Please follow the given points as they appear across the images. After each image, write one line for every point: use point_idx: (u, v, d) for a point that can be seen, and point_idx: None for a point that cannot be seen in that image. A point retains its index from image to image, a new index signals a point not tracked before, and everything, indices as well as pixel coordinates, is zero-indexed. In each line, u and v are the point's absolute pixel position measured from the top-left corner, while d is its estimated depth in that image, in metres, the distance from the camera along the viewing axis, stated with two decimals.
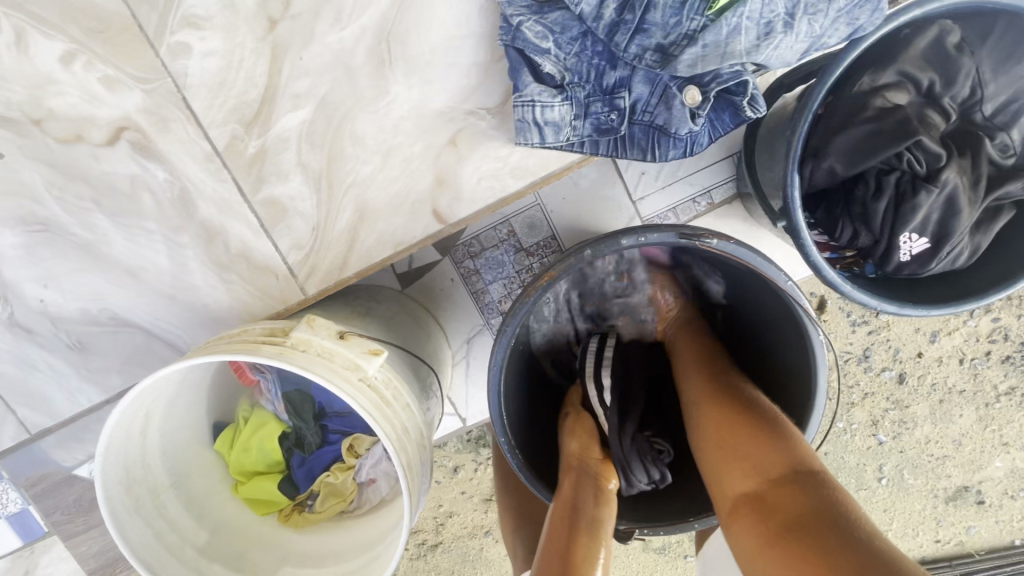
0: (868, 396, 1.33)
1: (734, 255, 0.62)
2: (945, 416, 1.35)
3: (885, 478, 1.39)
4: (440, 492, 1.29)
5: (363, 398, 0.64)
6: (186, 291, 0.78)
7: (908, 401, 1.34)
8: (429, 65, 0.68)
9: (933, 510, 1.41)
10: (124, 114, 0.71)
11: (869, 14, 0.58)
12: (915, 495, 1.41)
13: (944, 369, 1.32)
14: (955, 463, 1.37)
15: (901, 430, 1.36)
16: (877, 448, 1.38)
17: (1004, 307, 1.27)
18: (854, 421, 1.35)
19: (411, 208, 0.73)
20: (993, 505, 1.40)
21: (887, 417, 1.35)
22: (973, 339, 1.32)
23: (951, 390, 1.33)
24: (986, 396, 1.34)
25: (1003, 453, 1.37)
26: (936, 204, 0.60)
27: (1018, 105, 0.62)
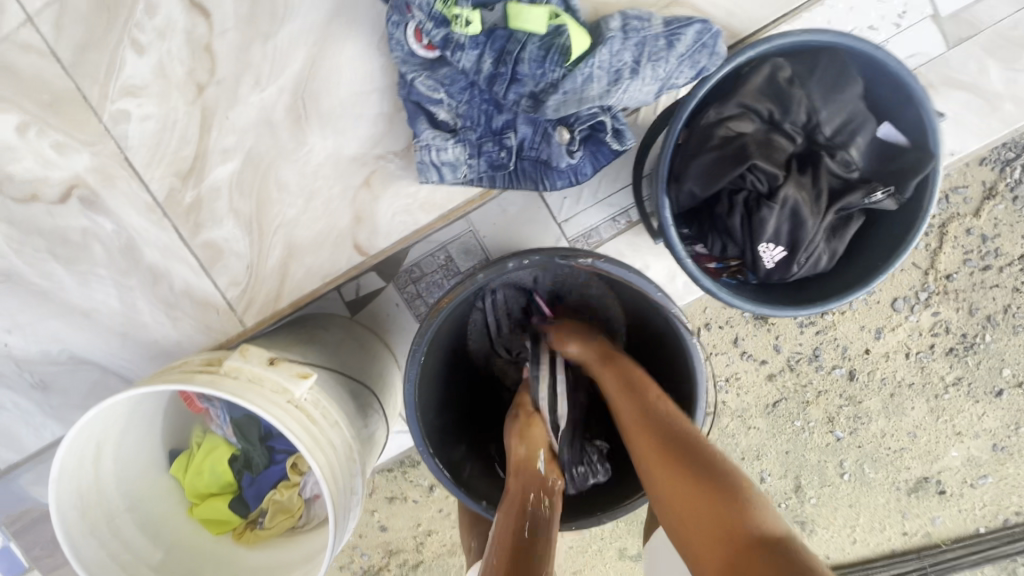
0: (821, 394, 1.29)
1: (606, 271, 0.73)
2: (899, 410, 1.31)
3: (847, 473, 1.35)
4: (418, 511, 1.36)
5: (288, 417, 0.72)
6: (138, 329, 0.85)
7: (862, 397, 1.30)
8: (340, 117, 0.77)
9: (897, 503, 1.36)
10: (74, 174, 0.79)
11: (708, 58, 0.67)
12: (877, 489, 1.36)
13: (893, 364, 1.27)
14: (914, 454, 1.33)
15: (857, 425, 1.32)
16: (836, 444, 1.33)
17: (942, 298, 1.24)
18: (809, 420, 1.30)
19: (335, 242, 0.81)
20: (955, 494, 1.34)
21: (843, 414, 1.31)
22: (916, 333, 1.25)
23: (901, 383, 1.29)
24: (936, 388, 1.30)
25: (958, 443, 1.32)
26: (782, 216, 0.68)
27: (851, 126, 0.71)
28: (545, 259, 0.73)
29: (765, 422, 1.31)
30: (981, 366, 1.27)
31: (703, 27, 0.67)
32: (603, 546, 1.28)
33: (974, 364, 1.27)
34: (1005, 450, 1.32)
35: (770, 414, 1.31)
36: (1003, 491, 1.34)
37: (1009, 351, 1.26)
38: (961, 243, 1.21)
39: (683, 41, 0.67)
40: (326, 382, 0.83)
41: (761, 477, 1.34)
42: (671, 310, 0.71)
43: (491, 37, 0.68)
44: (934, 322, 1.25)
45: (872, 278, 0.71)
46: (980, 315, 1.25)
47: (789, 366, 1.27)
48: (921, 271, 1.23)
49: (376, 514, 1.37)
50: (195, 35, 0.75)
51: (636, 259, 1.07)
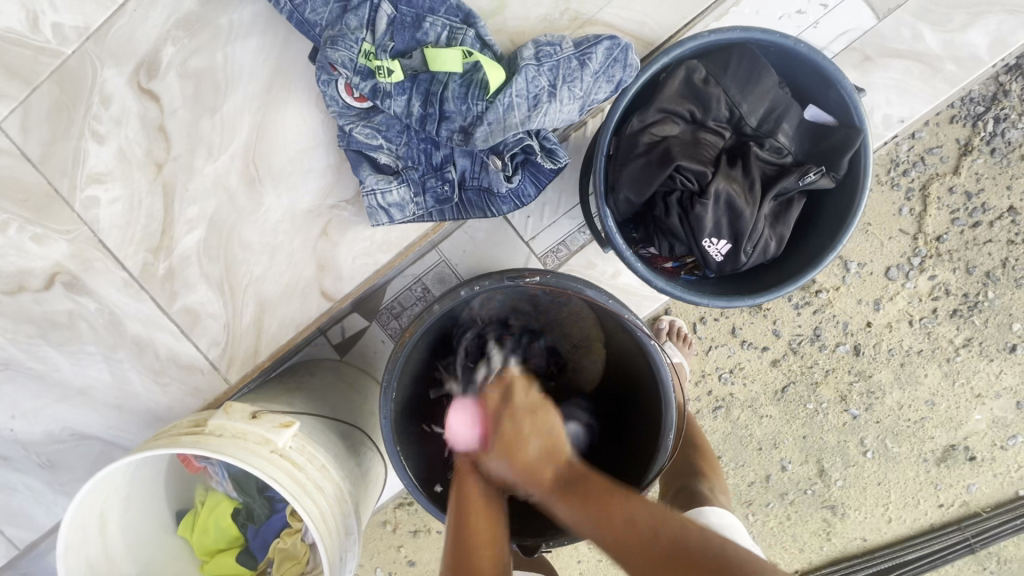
0: (828, 373, 1.27)
1: (557, 286, 0.73)
2: (912, 379, 1.28)
3: (869, 451, 1.32)
4: (443, 542, 1.38)
5: (272, 466, 0.74)
6: (131, 398, 0.90)
7: (872, 370, 1.28)
8: (291, 174, 0.81)
9: (928, 476, 1.32)
10: (55, 262, 0.85)
11: (622, 71, 0.70)
12: (904, 463, 1.32)
13: (897, 333, 1.26)
14: (935, 423, 1.30)
15: (872, 400, 1.29)
16: (853, 422, 1.31)
17: (937, 261, 1.22)
18: (821, 401, 1.29)
19: (303, 291, 0.85)
20: (987, 459, 1.31)
21: (855, 390, 1.29)
22: (915, 299, 1.24)
23: (909, 352, 1.27)
24: (946, 351, 1.27)
25: (980, 405, 1.29)
26: (718, 210, 0.70)
27: (775, 113, 0.73)
28: (495, 285, 0.73)
29: (776, 410, 1.30)
30: (990, 324, 1.25)
31: (611, 43, 0.70)
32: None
33: (983, 322, 1.25)
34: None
35: (781, 401, 1.29)
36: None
37: (1016, 304, 1.24)
38: (946, 203, 1.20)
39: (595, 58, 0.70)
40: (311, 428, 0.86)
41: (782, 466, 1.31)
42: (627, 317, 0.71)
43: (415, 81, 0.72)
44: (933, 285, 1.23)
45: (824, 256, 0.72)
46: (978, 273, 1.23)
47: (791, 349, 1.26)
48: (910, 237, 1.22)
49: (403, 550, 1.39)
50: (148, 119, 0.80)
51: (608, 265, 1.10)
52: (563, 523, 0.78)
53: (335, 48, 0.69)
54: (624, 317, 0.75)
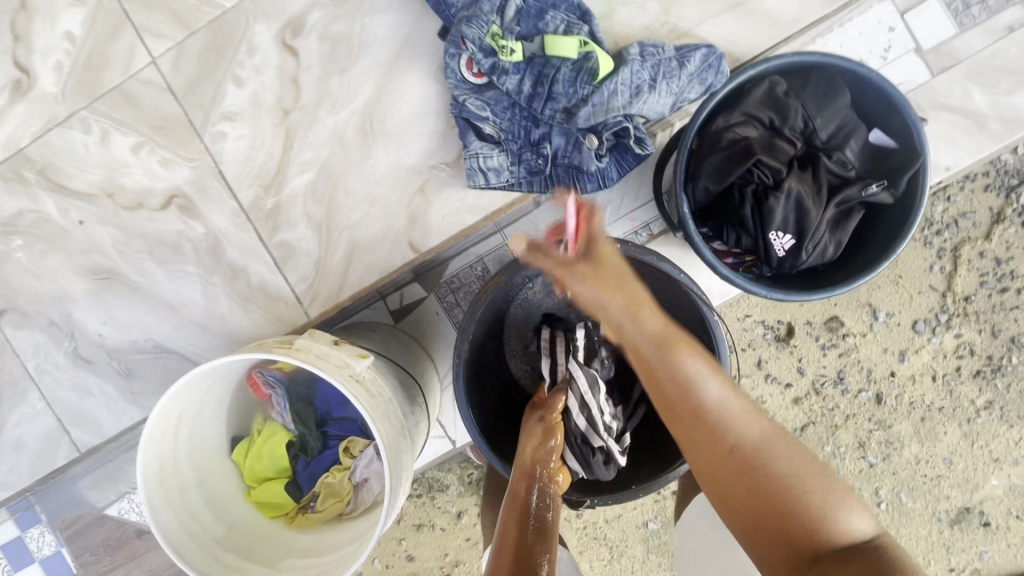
0: (849, 418, 1.31)
1: (635, 256, 0.80)
2: (932, 435, 1.32)
3: (883, 502, 1.34)
4: (446, 540, 1.39)
5: (353, 385, 0.81)
6: (215, 320, 0.96)
7: (891, 420, 1.32)
8: (401, 133, 0.91)
9: (941, 537, 1.34)
10: (175, 185, 0.94)
11: (715, 75, 0.81)
12: (918, 520, 1.34)
13: (920, 387, 1.30)
14: (952, 482, 1.32)
15: (890, 450, 1.32)
16: (869, 470, 1.34)
17: (963, 320, 1.28)
18: (840, 445, 1.32)
19: (392, 242, 0.93)
20: (1000, 528, 1.33)
21: (874, 438, 1.32)
22: (941, 354, 1.29)
23: (931, 407, 1.31)
24: (967, 412, 1.31)
25: (997, 470, 1.32)
26: (788, 206, 0.78)
27: (844, 130, 0.82)
28: None
29: None
30: (1012, 390, 1.30)
31: (709, 51, 0.81)
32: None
33: (1005, 387, 1.30)
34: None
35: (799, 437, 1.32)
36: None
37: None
38: (977, 265, 1.27)
39: (694, 60, 0.81)
40: (381, 367, 0.92)
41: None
42: (695, 290, 0.78)
43: (531, 64, 0.83)
44: (958, 343, 1.29)
45: (877, 264, 0.79)
46: (1003, 337, 1.29)
47: (814, 389, 1.31)
48: (939, 294, 1.29)
49: (403, 543, 1.40)
50: (285, 71, 0.91)
51: None
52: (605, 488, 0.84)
53: (469, 25, 0.80)
54: (689, 293, 0.81)
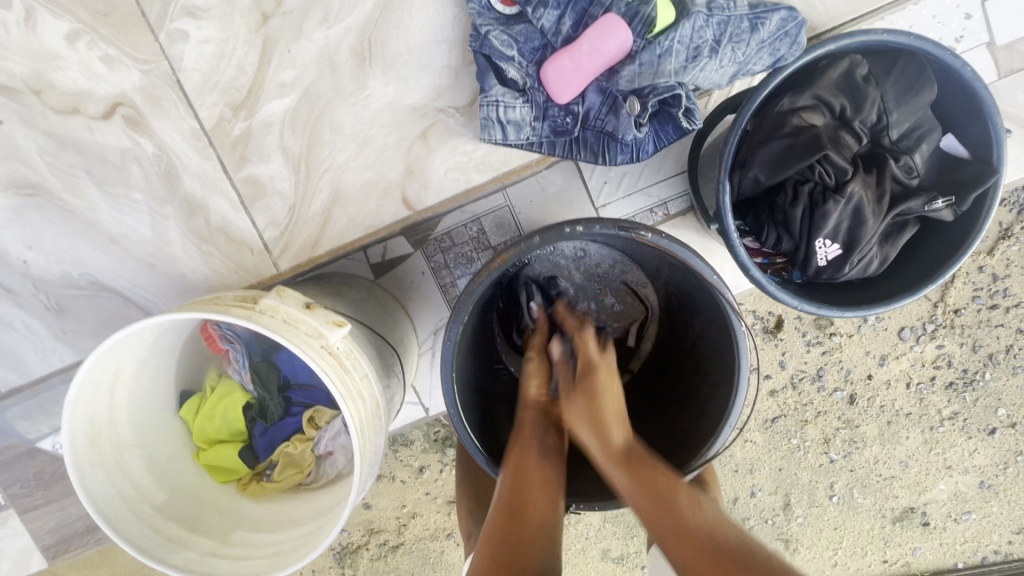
0: (820, 414, 1.28)
1: (666, 248, 0.69)
2: (894, 437, 1.30)
3: (836, 496, 1.33)
4: (404, 492, 1.34)
5: (324, 361, 0.70)
6: (165, 260, 0.82)
7: (860, 421, 1.29)
8: (405, 65, 0.76)
9: (881, 531, 1.34)
10: (121, 91, 0.77)
11: (788, 47, 0.67)
12: (863, 514, 1.34)
13: (892, 392, 1.27)
14: (903, 484, 1.32)
15: (852, 449, 1.31)
16: (829, 465, 1.32)
17: (948, 332, 1.24)
18: (807, 439, 1.29)
19: (382, 194, 0.79)
20: (939, 528, 1.33)
21: (839, 436, 1.30)
22: (919, 363, 1.25)
23: (899, 412, 1.28)
24: (931, 420, 1.29)
25: (947, 477, 1.31)
26: (844, 213, 0.68)
27: (919, 132, 0.71)
28: (604, 229, 0.69)
29: (762, 437, 1.30)
30: (978, 404, 1.27)
31: (788, 14, 0.67)
32: (587, 545, 1.28)
33: (972, 401, 1.27)
34: (992, 488, 1.31)
35: (767, 429, 1.30)
36: (984, 530, 1.33)
37: (1007, 391, 1.26)
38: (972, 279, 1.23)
39: (768, 25, 0.67)
40: (357, 335, 0.81)
41: (751, 492, 1.32)
42: (726, 295, 0.68)
43: None
44: (938, 354, 1.25)
45: (922, 286, 0.71)
46: (982, 353, 1.25)
47: (792, 383, 1.26)
48: (930, 303, 1.25)
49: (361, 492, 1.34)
50: None
51: None
52: (590, 490, 0.77)
53: None
54: (713, 293, 0.72)
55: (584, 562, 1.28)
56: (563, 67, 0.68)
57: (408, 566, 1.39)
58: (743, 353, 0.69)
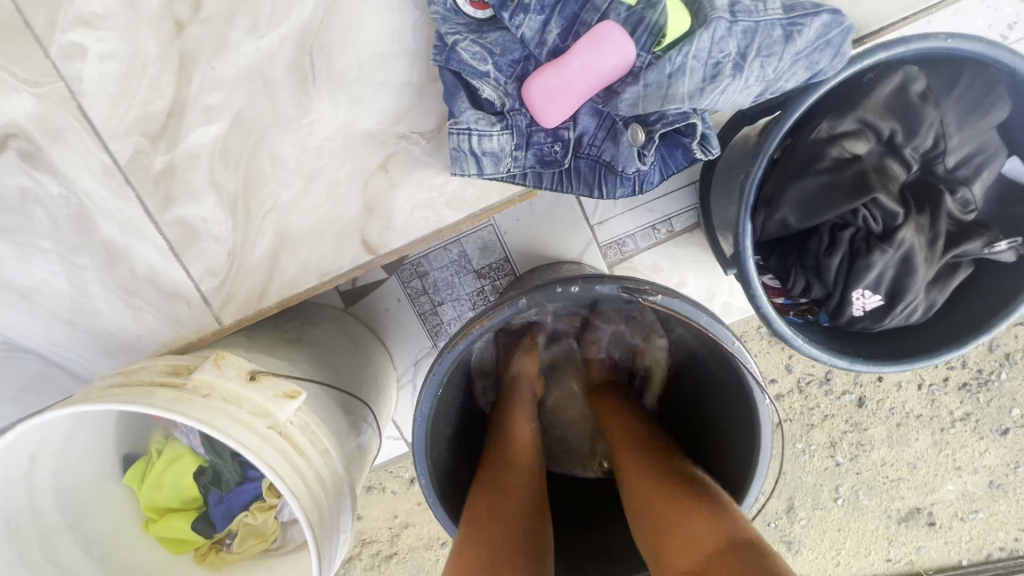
0: (828, 418, 1.19)
1: (680, 312, 0.57)
2: (902, 440, 1.21)
3: (840, 497, 1.24)
4: (397, 502, 1.25)
5: (272, 450, 0.59)
6: (88, 316, 0.70)
7: (868, 424, 1.20)
8: (357, 82, 0.62)
9: (885, 531, 1.26)
10: (9, 119, 0.63)
11: (830, 59, 0.54)
12: (868, 514, 1.25)
13: (903, 395, 1.18)
14: (909, 483, 1.24)
15: (858, 451, 1.22)
16: (834, 469, 1.23)
17: None
18: (812, 443, 1.20)
19: (337, 236, 0.67)
20: (944, 527, 1.25)
21: (846, 439, 1.20)
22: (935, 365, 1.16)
23: (909, 415, 1.19)
24: (942, 421, 1.20)
25: (955, 477, 1.23)
26: (891, 261, 0.57)
27: (980, 158, 0.58)
28: (603, 290, 0.58)
29: (768, 447, 1.21)
30: (991, 405, 1.18)
31: (832, 19, 0.53)
32: None
33: (985, 402, 1.18)
34: (1000, 487, 1.23)
35: (772, 436, 1.21)
36: (991, 528, 1.26)
37: (1022, 391, 1.18)
38: None
39: (805, 34, 0.53)
40: (316, 398, 0.70)
41: None
42: (749, 369, 0.57)
43: (562, 0, 0.56)
44: (955, 356, 1.15)
45: (973, 338, 0.61)
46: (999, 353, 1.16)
47: (798, 387, 1.17)
48: None
49: None
50: None
51: (673, 273, 0.96)
52: (586, 575, 0.67)
53: None
54: (734, 360, 0.61)
55: None
56: (551, 86, 0.55)
57: None
58: (765, 427, 0.59)
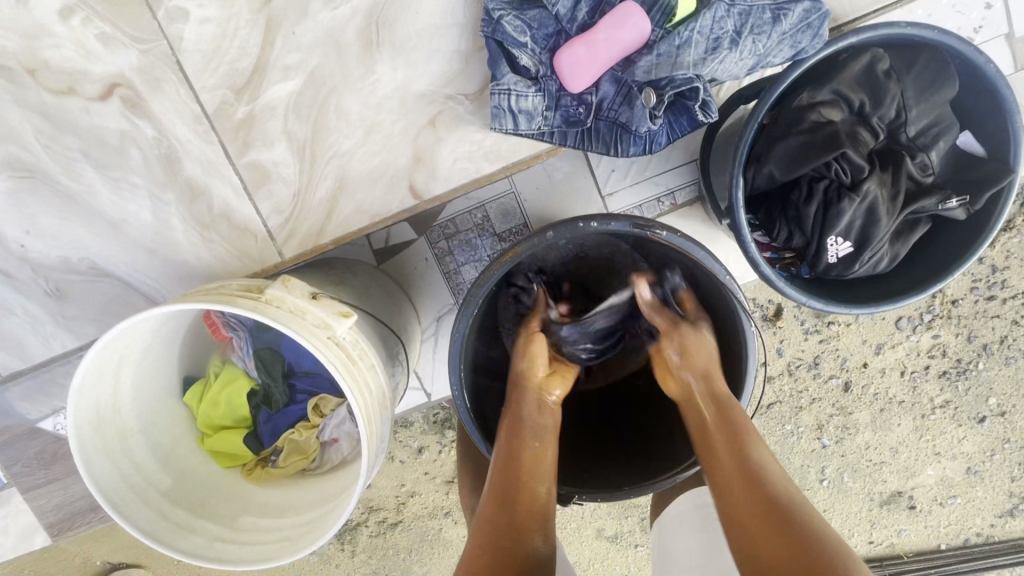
0: (815, 401, 1.28)
1: (679, 247, 0.70)
2: (885, 425, 1.30)
3: (826, 480, 1.34)
4: (403, 472, 1.35)
5: (332, 353, 0.69)
6: (167, 247, 0.81)
7: (853, 409, 1.29)
8: (414, 49, 0.73)
9: (868, 514, 1.36)
10: (118, 71, 0.74)
11: (810, 39, 0.66)
12: (852, 497, 1.35)
13: (886, 380, 1.27)
14: (892, 469, 1.32)
15: (844, 434, 1.31)
16: (821, 451, 1.32)
17: (945, 322, 1.24)
18: (800, 425, 1.29)
19: (388, 183, 0.78)
20: (924, 511, 1.34)
21: (832, 422, 1.29)
22: (914, 352, 1.25)
23: (892, 400, 1.28)
24: (923, 408, 1.28)
25: (935, 462, 1.31)
26: (858, 211, 0.68)
27: (936, 129, 0.70)
28: (618, 227, 0.70)
29: (757, 421, 1.31)
30: (969, 393, 1.26)
31: (811, 6, 0.65)
32: (582, 524, 1.32)
33: (964, 390, 1.27)
34: (977, 474, 1.32)
35: (762, 414, 1.30)
36: (968, 513, 1.34)
37: (998, 380, 1.26)
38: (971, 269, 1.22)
39: (789, 17, 0.65)
40: (363, 325, 0.81)
41: None
42: (737, 297, 0.69)
43: None
44: (934, 343, 1.24)
45: (931, 284, 0.71)
46: (977, 343, 1.24)
47: (789, 370, 1.26)
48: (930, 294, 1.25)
49: None
50: None
51: None
52: (595, 481, 0.79)
53: None
54: (725, 292, 0.72)
55: (577, 537, 1.32)
56: (580, 56, 0.67)
57: (407, 543, 1.41)
58: (751, 358, 0.71)
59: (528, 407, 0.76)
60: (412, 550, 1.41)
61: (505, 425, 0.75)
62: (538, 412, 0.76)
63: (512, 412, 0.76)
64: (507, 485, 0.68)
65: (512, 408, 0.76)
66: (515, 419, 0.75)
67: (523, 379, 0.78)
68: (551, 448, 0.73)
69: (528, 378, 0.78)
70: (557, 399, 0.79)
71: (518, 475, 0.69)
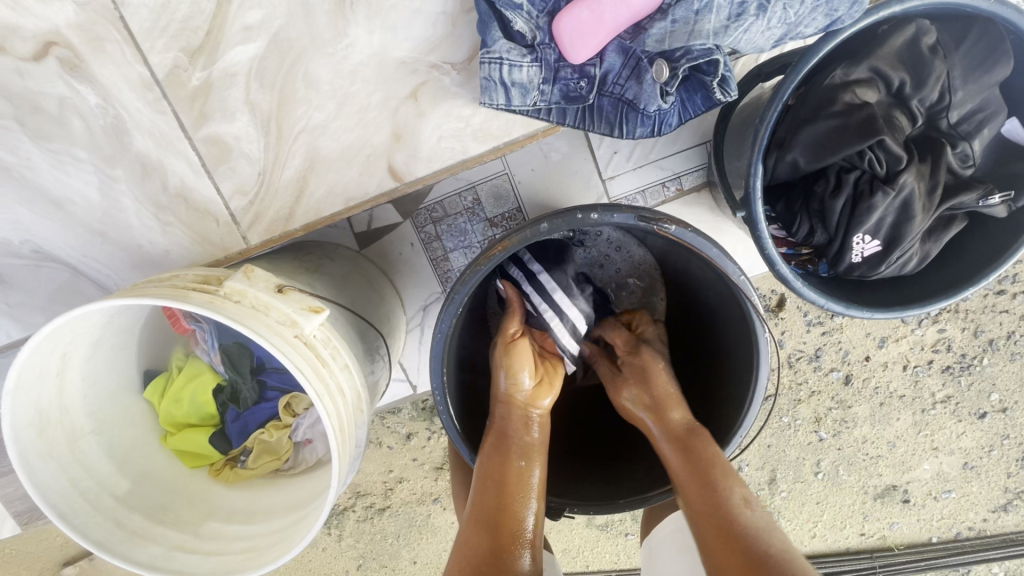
0: (814, 394, 1.21)
1: (690, 243, 0.63)
2: (885, 418, 1.24)
3: (821, 473, 1.27)
4: (391, 458, 1.29)
5: (298, 355, 0.62)
6: (118, 229, 0.73)
7: (852, 402, 1.22)
8: (392, 10, 0.64)
9: (861, 506, 1.29)
10: (53, 28, 0.64)
11: (848, 6, 0.57)
12: (846, 490, 1.28)
13: (888, 374, 1.20)
14: (888, 462, 1.26)
15: (842, 428, 1.24)
16: (818, 443, 1.26)
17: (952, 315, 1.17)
18: (798, 418, 1.23)
19: (365, 162, 0.69)
20: (917, 505, 1.28)
21: (830, 415, 1.23)
22: (918, 346, 1.19)
23: (892, 394, 1.21)
24: (924, 402, 1.22)
25: (932, 457, 1.26)
26: (891, 207, 0.61)
27: (982, 115, 0.62)
28: (622, 218, 0.62)
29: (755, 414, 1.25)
30: (972, 388, 1.20)
31: None
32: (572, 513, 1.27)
33: (967, 385, 1.21)
34: (974, 469, 1.26)
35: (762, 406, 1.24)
36: (962, 508, 1.28)
37: (1002, 376, 1.20)
38: None
39: None
40: (337, 320, 0.74)
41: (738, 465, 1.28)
42: (751, 299, 0.62)
43: None
44: (939, 338, 1.18)
45: (964, 288, 0.64)
46: (983, 338, 1.18)
47: (788, 362, 1.20)
48: None
49: None
50: None
51: None
52: (589, 494, 0.73)
53: None
54: (737, 293, 0.65)
55: (565, 526, 1.28)
56: (582, 19, 0.58)
57: (394, 529, 1.36)
58: (763, 367, 0.64)
59: (512, 422, 0.70)
60: (399, 536, 1.37)
61: (487, 445, 0.68)
62: (524, 429, 0.69)
63: (495, 431, 0.69)
64: (484, 518, 0.62)
65: (497, 427, 0.70)
66: (499, 442, 0.68)
67: (506, 394, 0.71)
68: (540, 468, 0.67)
69: (511, 397, 0.71)
70: (547, 407, 0.73)
71: (503, 503, 0.62)
